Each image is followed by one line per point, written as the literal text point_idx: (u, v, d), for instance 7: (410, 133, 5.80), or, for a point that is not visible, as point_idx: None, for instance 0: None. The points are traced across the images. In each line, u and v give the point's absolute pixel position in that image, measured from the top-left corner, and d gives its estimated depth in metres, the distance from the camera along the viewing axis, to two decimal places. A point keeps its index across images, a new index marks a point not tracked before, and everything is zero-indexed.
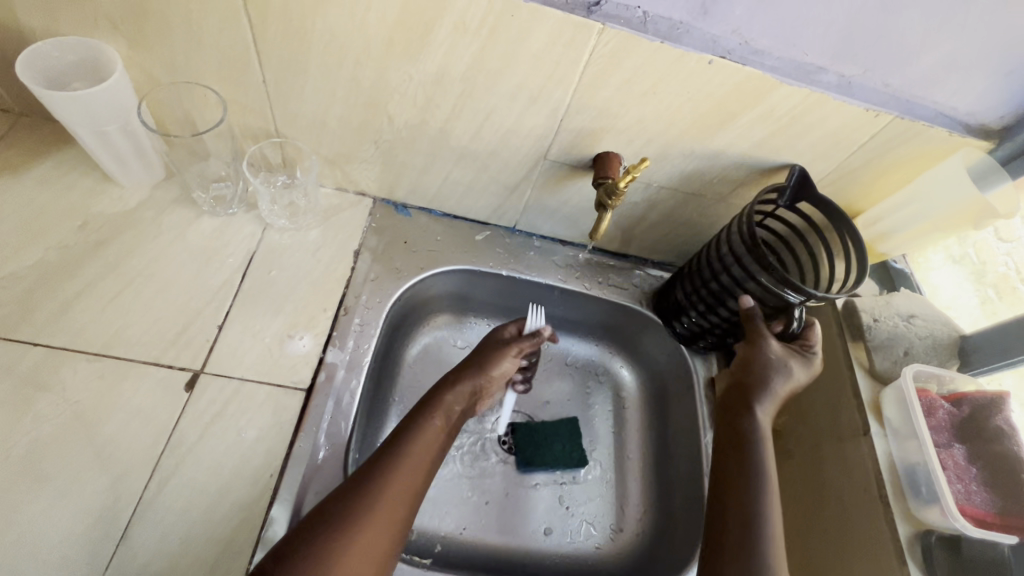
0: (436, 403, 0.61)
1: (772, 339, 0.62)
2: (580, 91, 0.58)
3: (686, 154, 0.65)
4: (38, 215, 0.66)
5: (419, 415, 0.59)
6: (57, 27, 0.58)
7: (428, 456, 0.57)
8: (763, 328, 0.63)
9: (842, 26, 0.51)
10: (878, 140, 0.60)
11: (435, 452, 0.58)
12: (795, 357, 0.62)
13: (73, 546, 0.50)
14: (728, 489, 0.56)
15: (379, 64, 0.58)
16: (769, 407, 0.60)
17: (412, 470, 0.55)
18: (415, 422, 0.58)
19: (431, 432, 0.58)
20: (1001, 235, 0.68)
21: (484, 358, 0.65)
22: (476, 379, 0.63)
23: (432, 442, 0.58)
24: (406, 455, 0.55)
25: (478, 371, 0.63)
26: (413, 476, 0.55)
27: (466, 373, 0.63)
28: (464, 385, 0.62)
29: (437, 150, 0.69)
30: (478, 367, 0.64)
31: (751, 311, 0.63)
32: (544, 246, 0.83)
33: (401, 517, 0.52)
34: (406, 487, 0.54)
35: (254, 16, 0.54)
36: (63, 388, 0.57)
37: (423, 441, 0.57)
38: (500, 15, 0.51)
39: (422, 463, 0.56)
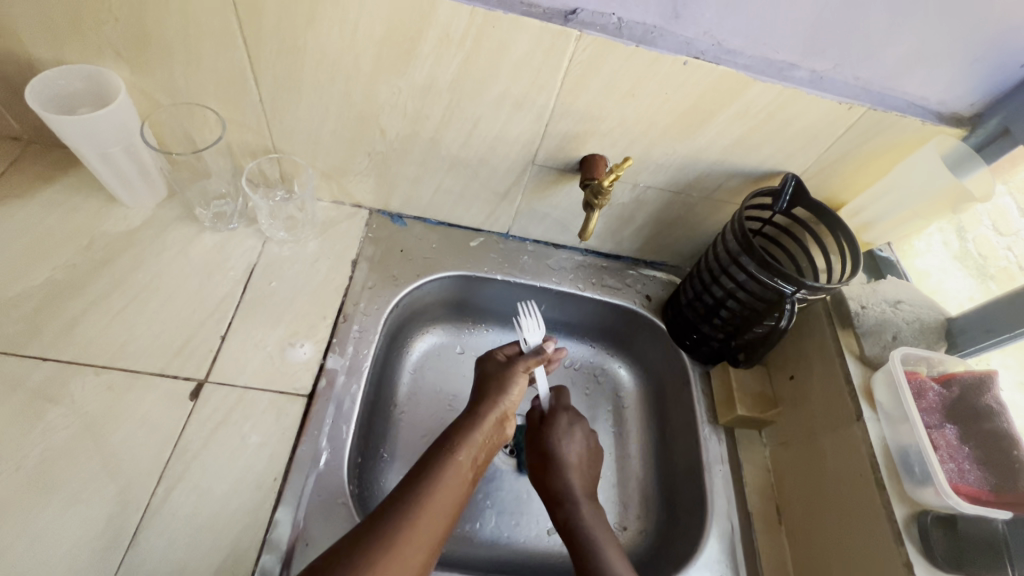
0: (462, 438, 0.62)
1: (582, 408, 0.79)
2: (562, 97, 0.61)
3: (669, 153, 0.67)
4: (47, 236, 0.68)
5: (446, 449, 0.61)
6: (64, 56, 0.61)
7: (457, 494, 0.59)
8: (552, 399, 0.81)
9: (808, 24, 0.53)
10: (854, 132, 0.62)
11: (460, 490, 0.60)
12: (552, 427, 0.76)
13: (81, 554, 0.51)
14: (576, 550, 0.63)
15: (368, 80, 0.61)
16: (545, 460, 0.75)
17: (437, 510, 0.56)
18: (443, 460, 0.60)
19: (458, 467, 0.60)
20: (1002, 229, 0.65)
21: (498, 383, 0.68)
22: (499, 405, 0.66)
23: (458, 478, 0.60)
24: (432, 496, 0.56)
25: (498, 396, 0.66)
26: (439, 516, 0.56)
27: (487, 402, 0.66)
28: (485, 417, 0.65)
29: (428, 159, 0.71)
30: (496, 392, 0.67)
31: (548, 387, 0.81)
32: (538, 250, 0.85)
33: (422, 558, 0.53)
34: (433, 526, 0.55)
35: (249, 39, 0.57)
36: (72, 400, 0.58)
37: (448, 477, 0.59)
38: (482, 27, 0.54)
39: (447, 504, 0.57)
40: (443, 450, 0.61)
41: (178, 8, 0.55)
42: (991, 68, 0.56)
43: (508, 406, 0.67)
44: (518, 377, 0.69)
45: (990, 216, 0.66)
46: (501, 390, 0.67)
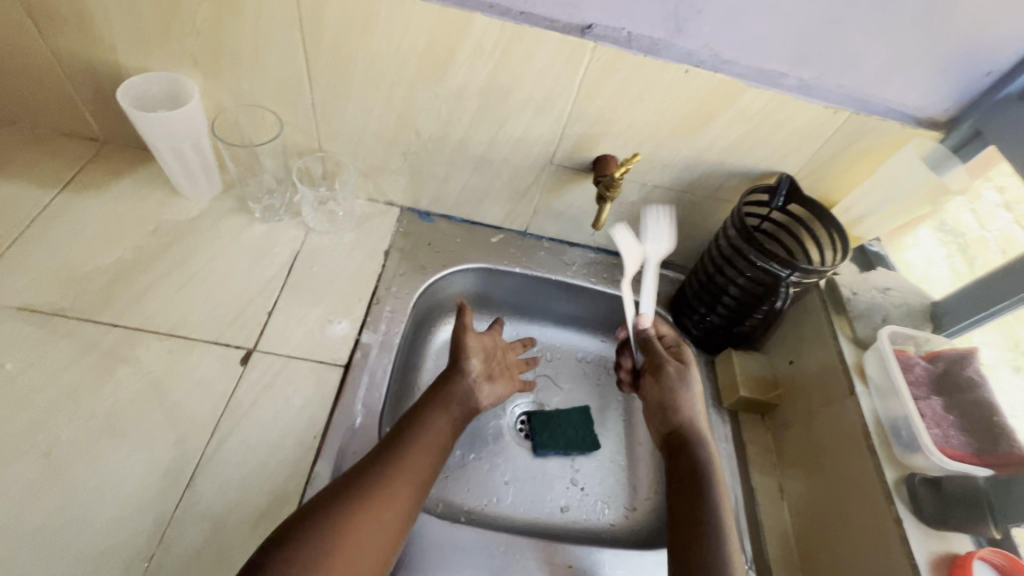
0: (439, 398, 0.67)
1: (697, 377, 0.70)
2: (579, 101, 0.69)
3: (674, 154, 0.75)
4: (119, 221, 0.76)
5: (429, 405, 0.66)
6: (148, 64, 0.71)
7: (440, 441, 0.63)
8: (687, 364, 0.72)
9: (793, 38, 0.61)
10: (840, 134, 0.69)
11: (444, 438, 0.64)
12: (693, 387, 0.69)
13: (147, 491, 0.57)
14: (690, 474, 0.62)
15: (409, 87, 0.70)
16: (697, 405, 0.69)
17: (424, 454, 0.61)
18: (427, 411, 0.65)
19: (439, 420, 0.65)
20: (1005, 251, 0.65)
21: (457, 354, 0.72)
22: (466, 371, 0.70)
23: (443, 428, 0.64)
24: (418, 436, 0.62)
25: (463, 363, 0.71)
26: (425, 455, 0.60)
27: (456, 368, 0.71)
28: (457, 380, 0.69)
29: (457, 159, 0.79)
30: (458, 363, 0.71)
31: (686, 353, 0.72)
32: (554, 247, 0.92)
33: (411, 493, 0.57)
34: (421, 466, 0.60)
35: (310, 50, 0.67)
36: (138, 360, 0.65)
37: (433, 426, 0.64)
38: (511, 38, 0.63)
39: (430, 448, 0.61)
40: (427, 406, 0.66)
41: (252, 22, 0.64)
42: (960, 76, 0.63)
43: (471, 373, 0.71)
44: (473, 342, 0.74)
45: (998, 245, 0.67)
46: (463, 358, 0.72)
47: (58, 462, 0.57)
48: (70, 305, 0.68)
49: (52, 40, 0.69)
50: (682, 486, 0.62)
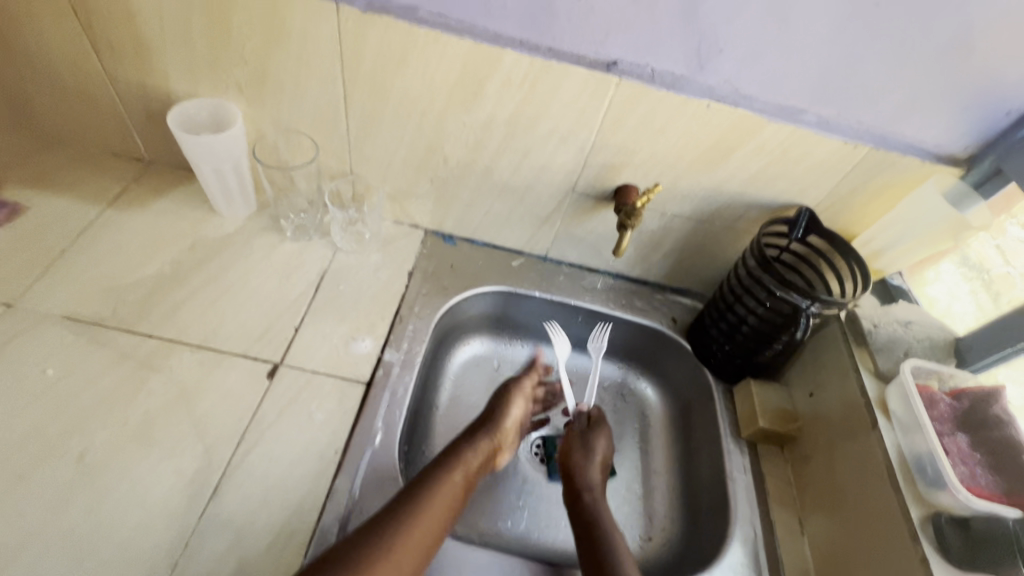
0: (457, 458, 0.66)
1: (601, 445, 0.77)
2: (602, 132, 0.71)
3: (694, 184, 0.76)
4: (159, 236, 0.80)
5: (444, 466, 0.65)
6: (196, 91, 0.75)
7: (449, 507, 0.61)
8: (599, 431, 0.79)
9: (812, 76, 0.63)
10: (860, 168, 0.71)
11: (453, 503, 0.63)
12: (601, 451, 0.76)
13: (173, 499, 0.58)
14: (588, 526, 0.67)
15: (440, 116, 0.73)
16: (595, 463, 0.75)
17: (433, 519, 0.59)
18: (437, 475, 0.63)
19: (452, 483, 0.64)
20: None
21: (496, 414, 0.74)
22: (494, 435, 0.72)
23: (453, 493, 0.63)
24: (429, 498, 0.60)
25: (497, 425, 0.73)
26: (434, 525, 0.58)
27: (485, 429, 0.72)
28: (484, 440, 0.70)
29: (482, 185, 0.82)
30: (493, 423, 0.73)
31: (600, 423, 0.79)
32: (572, 272, 0.94)
33: (415, 562, 0.55)
34: (427, 532, 0.58)
35: (347, 80, 0.70)
36: (170, 371, 0.68)
37: (444, 490, 0.62)
38: (539, 73, 0.66)
39: (440, 513, 0.60)
40: (441, 467, 0.65)
41: (296, 55, 0.69)
42: (980, 115, 0.64)
43: (500, 435, 0.73)
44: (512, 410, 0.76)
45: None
46: (497, 422, 0.73)
47: (91, 467, 0.59)
48: (109, 315, 0.71)
49: (111, 68, 0.74)
50: (584, 536, 0.67)
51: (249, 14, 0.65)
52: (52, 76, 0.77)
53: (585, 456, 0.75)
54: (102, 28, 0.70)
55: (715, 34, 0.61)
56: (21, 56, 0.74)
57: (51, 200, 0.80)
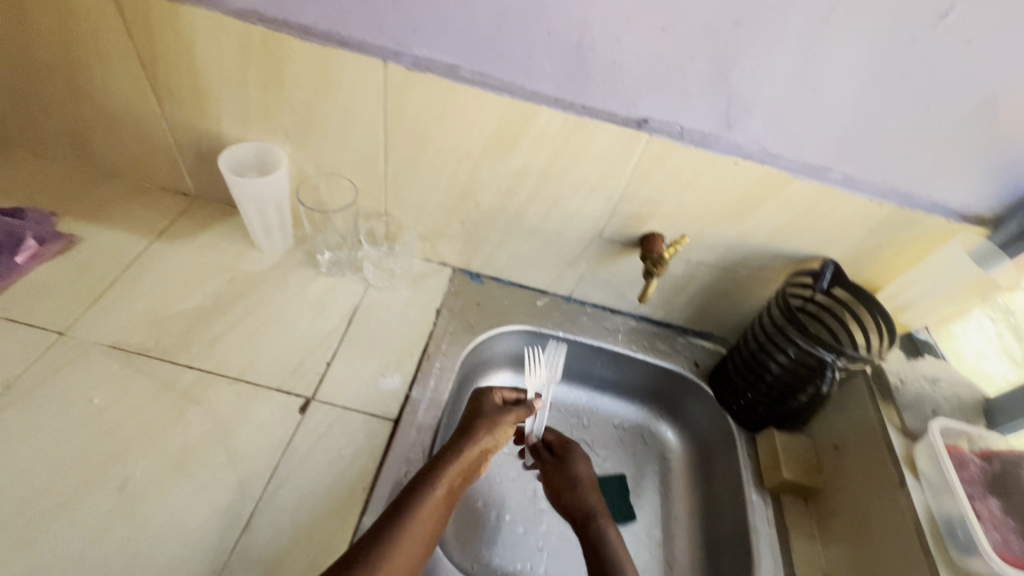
0: (439, 471, 0.64)
1: (581, 465, 0.80)
2: (631, 184, 0.74)
3: (720, 235, 0.78)
4: (201, 269, 0.84)
5: (426, 480, 0.63)
6: (246, 135, 0.80)
7: (429, 527, 0.60)
8: (575, 452, 0.82)
9: (838, 137, 0.65)
10: (885, 225, 0.72)
11: (434, 519, 0.61)
12: (584, 470, 0.80)
13: (207, 531, 0.60)
14: (593, 547, 0.71)
15: (475, 165, 0.76)
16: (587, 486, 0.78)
17: (414, 538, 0.58)
18: (421, 490, 0.62)
19: (433, 500, 0.62)
20: None
21: (489, 423, 0.71)
22: (479, 444, 0.69)
23: (435, 508, 0.62)
24: (414, 515, 0.59)
25: (483, 434, 0.69)
26: (416, 544, 0.58)
27: (469, 438, 0.68)
28: (469, 450, 0.67)
29: (512, 229, 0.85)
30: (482, 431, 0.70)
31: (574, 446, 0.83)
32: (596, 313, 0.95)
33: None
34: (409, 553, 0.57)
35: (389, 130, 0.74)
36: (208, 402, 0.70)
37: (426, 508, 0.61)
38: (572, 128, 0.69)
39: (422, 532, 0.59)
40: (425, 480, 0.63)
41: (343, 106, 0.73)
42: (1005, 178, 0.65)
43: (486, 443, 0.70)
44: (508, 424, 0.72)
45: None
46: (487, 431, 0.70)
47: (131, 496, 0.61)
48: (153, 346, 0.74)
49: (169, 113, 0.79)
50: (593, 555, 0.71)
51: (302, 69, 0.69)
52: (115, 118, 0.82)
53: (568, 480, 0.79)
54: (165, 77, 0.75)
55: (744, 97, 0.63)
56: (89, 99, 0.80)
57: (104, 232, 0.85)
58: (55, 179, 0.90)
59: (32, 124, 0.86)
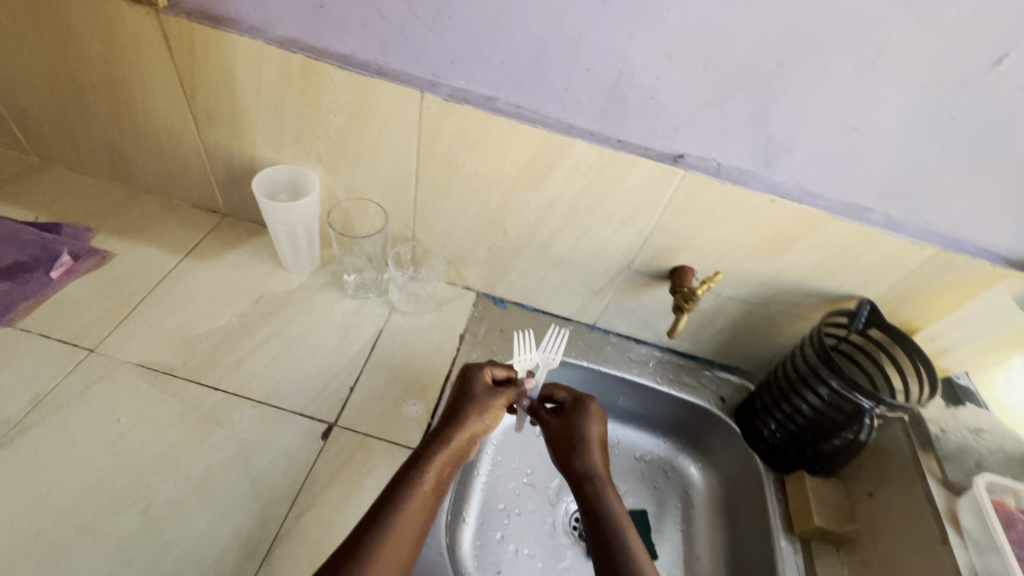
0: (426, 463, 0.63)
1: (592, 424, 0.73)
2: (663, 218, 0.73)
3: (752, 271, 0.77)
4: (229, 288, 0.84)
5: (412, 472, 0.62)
6: (279, 158, 0.81)
7: (421, 517, 0.59)
8: (586, 411, 0.74)
9: (881, 178, 0.64)
10: (926, 267, 0.70)
11: (427, 510, 0.60)
12: (593, 431, 0.73)
13: (228, 560, 0.59)
14: (595, 515, 0.65)
15: (506, 194, 0.76)
16: (594, 450, 0.71)
17: (404, 531, 0.57)
18: (410, 481, 0.61)
19: (422, 492, 0.60)
20: None
21: (476, 408, 0.69)
22: (465, 430, 0.67)
23: (426, 499, 0.60)
24: (403, 508, 0.58)
25: (467, 421, 0.68)
26: (409, 538, 0.57)
27: (453, 426, 0.67)
28: (454, 437, 0.66)
29: (539, 257, 0.84)
30: (468, 417, 0.68)
31: (585, 403, 0.75)
32: (620, 343, 0.94)
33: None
34: (401, 547, 0.56)
35: (422, 157, 0.74)
36: (232, 425, 0.70)
37: (415, 500, 0.59)
38: (607, 162, 0.68)
39: (412, 524, 0.58)
40: (411, 472, 0.62)
41: (377, 133, 0.73)
42: None
43: (474, 429, 0.68)
44: (498, 408, 0.70)
45: None
46: (474, 417, 0.68)
47: (153, 522, 0.61)
48: (180, 365, 0.74)
49: (206, 134, 0.81)
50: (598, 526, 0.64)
51: (339, 96, 0.70)
52: (153, 137, 0.84)
53: (576, 440, 0.72)
54: (204, 100, 0.76)
55: (784, 136, 0.62)
56: (128, 118, 0.82)
57: (136, 249, 0.86)
58: (91, 194, 0.91)
59: (73, 141, 0.88)
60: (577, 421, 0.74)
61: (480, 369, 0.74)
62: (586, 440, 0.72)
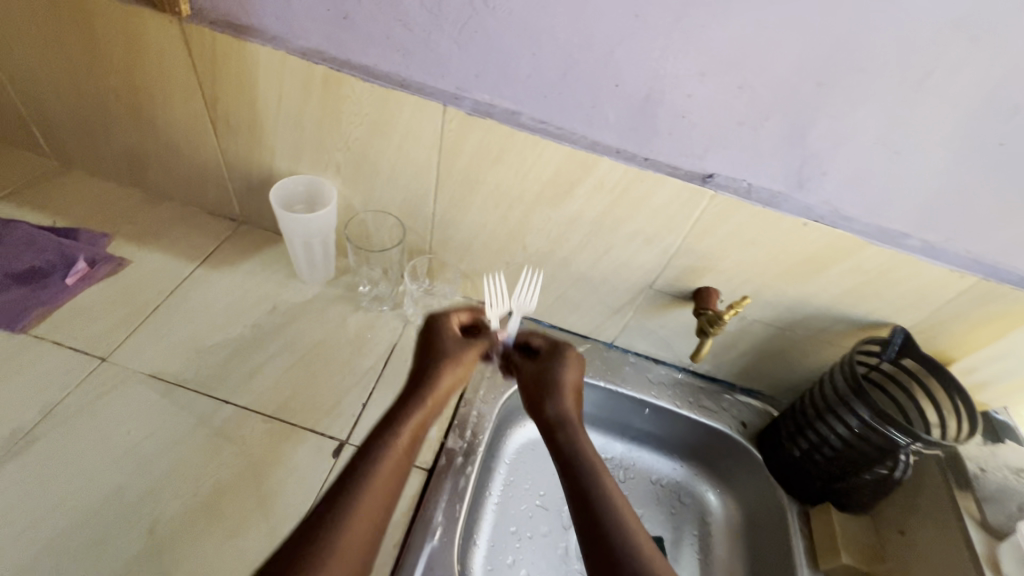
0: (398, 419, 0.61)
1: (565, 367, 0.70)
2: (689, 239, 0.71)
3: (780, 294, 0.74)
4: (243, 298, 0.83)
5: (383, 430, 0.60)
6: (297, 168, 0.80)
7: (394, 476, 0.57)
8: (559, 355, 0.71)
9: (921, 203, 0.61)
10: (965, 297, 0.67)
11: (400, 468, 0.58)
12: (566, 374, 0.70)
13: None
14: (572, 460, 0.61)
15: (527, 210, 0.74)
16: (567, 394, 0.68)
17: (375, 488, 0.55)
18: (381, 439, 0.59)
19: (394, 448, 0.58)
20: None
21: (447, 359, 0.67)
22: (436, 382, 0.65)
23: (398, 457, 0.58)
24: (375, 466, 0.56)
25: (438, 373, 0.66)
26: (381, 497, 0.55)
27: (424, 379, 0.65)
28: (424, 388, 0.64)
29: (558, 274, 0.82)
30: (438, 368, 0.66)
31: (557, 347, 0.72)
32: (639, 362, 0.92)
33: (366, 535, 0.52)
34: (373, 506, 0.54)
35: (442, 170, 0.73)
36: (243, 441, 0.68)
37: (387, 457, 0.57)
38: (632, 180, 0.66)
39: (384, 482, 0.56)
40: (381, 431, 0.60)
41: (398, 145, 0.72)
42: None
43: (445, 380, 0.66)
44: (468, 356, 0.69)
45: None
46: (444, 368, 0.66)
47: (159, 541, 0.59)
48: (192, 377, 0.73)
49: (225, 142, 0.80)
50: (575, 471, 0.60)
51: (360, 108, 0.69)
52: (172, 143, 0.83)
53: (549, 383, 0.69)
54: (224, 108, 0.75)
55: (820, 158, 0.60)
56: (147, 124, 0.81)
57: (152, 256, 0.85)
58: (108, 199, 0.91)
59: (93, 146, 0.88)
60: (550, 366, 0.70)
61: (446, 318, 0.72)
62: (560, 383, 0.69)
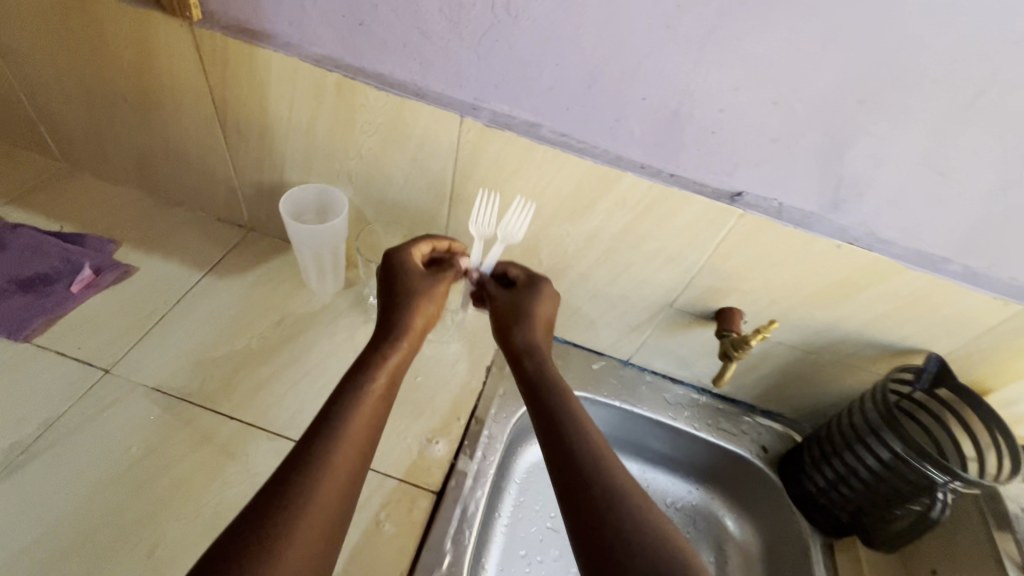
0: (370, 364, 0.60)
1: (536, 300, 0.68)
2: (713, 258, 0.68)
3: (808, 317, 0.71)
4: (250, 307, 0.81)
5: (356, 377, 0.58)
6: (308, 176, 0.77)
7: (370, 421, 0.56)
8: (528, 288, 0.70)
9: (965, 228, 0.57)
10: (1007, 326, 0.63)
11: (376, 413, 0.57)
12: (536, 304, 0.68)
13: None
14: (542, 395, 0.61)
15: (544, 224, 0.71)
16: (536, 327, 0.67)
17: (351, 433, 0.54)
18: (354, 386, 0.57)
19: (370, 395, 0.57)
20: None
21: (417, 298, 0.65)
22: (410, 324, 0.64)
23: (372, 402, 0.57)
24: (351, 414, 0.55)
25: (411, 314, 0.64)
26: (357, 442, 0.54)
27: (396, 323, 0.64)
28: (397, 331, 0.63)
29: (574, 289, 0.79)
30: (409, 308, 0.64)
31: (527, 279, 0.70)
32: (655, 382, 0.88)
33: (344, 479, 0.52)
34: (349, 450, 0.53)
35: (457, 182, 0.70)
36: (247, 459, 0.66)
37: (362, 404, 0.56)
38: (656, 198, 0.63)
39: (359, 426, 0.55)
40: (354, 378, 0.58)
41: (412, 156, 0.69)
42: None
43: (418, 320, 0.65)
44: (440, 291, 0.67)
45: None
46: (416, 310, 0.65)
47: (159, 564, 0.57)
48: (196, 391, 0.71)
49: (234, 148, 0.78)
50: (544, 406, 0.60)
51: (374, 117, 0.66)
52: (181, 148, 0.81)
53: (518, 316, 0.68)
54: (234, 114, 0.73)
55: (857, 178, 0.57)
56: (156, 128, 0.79)
57: (159, 263, 0.84)
58: (116, 203, 0.89)
59: (102, 149, 0.86)
60: (526, 300, 0.68)
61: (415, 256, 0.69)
62: (531, 318, 0.67)
